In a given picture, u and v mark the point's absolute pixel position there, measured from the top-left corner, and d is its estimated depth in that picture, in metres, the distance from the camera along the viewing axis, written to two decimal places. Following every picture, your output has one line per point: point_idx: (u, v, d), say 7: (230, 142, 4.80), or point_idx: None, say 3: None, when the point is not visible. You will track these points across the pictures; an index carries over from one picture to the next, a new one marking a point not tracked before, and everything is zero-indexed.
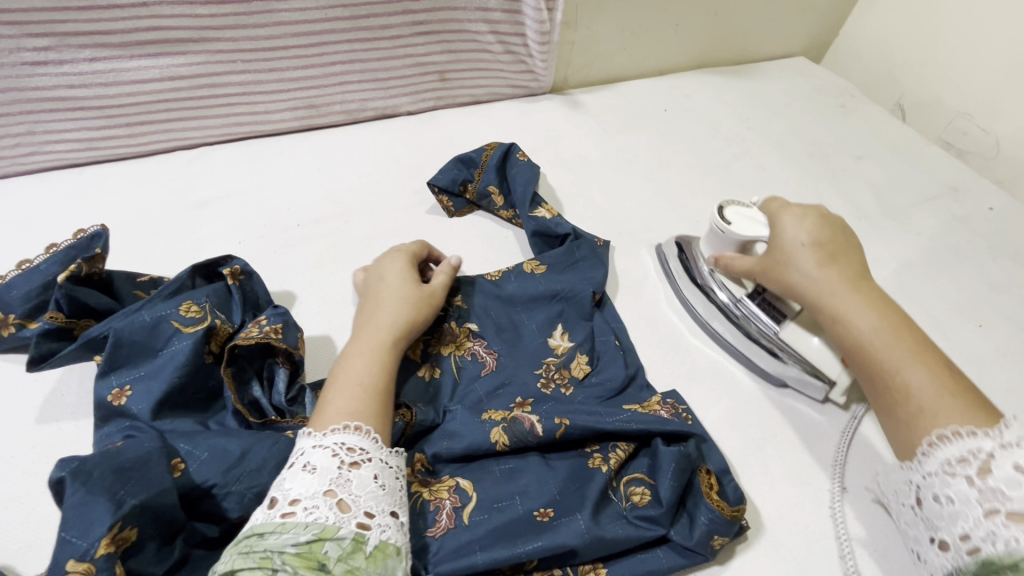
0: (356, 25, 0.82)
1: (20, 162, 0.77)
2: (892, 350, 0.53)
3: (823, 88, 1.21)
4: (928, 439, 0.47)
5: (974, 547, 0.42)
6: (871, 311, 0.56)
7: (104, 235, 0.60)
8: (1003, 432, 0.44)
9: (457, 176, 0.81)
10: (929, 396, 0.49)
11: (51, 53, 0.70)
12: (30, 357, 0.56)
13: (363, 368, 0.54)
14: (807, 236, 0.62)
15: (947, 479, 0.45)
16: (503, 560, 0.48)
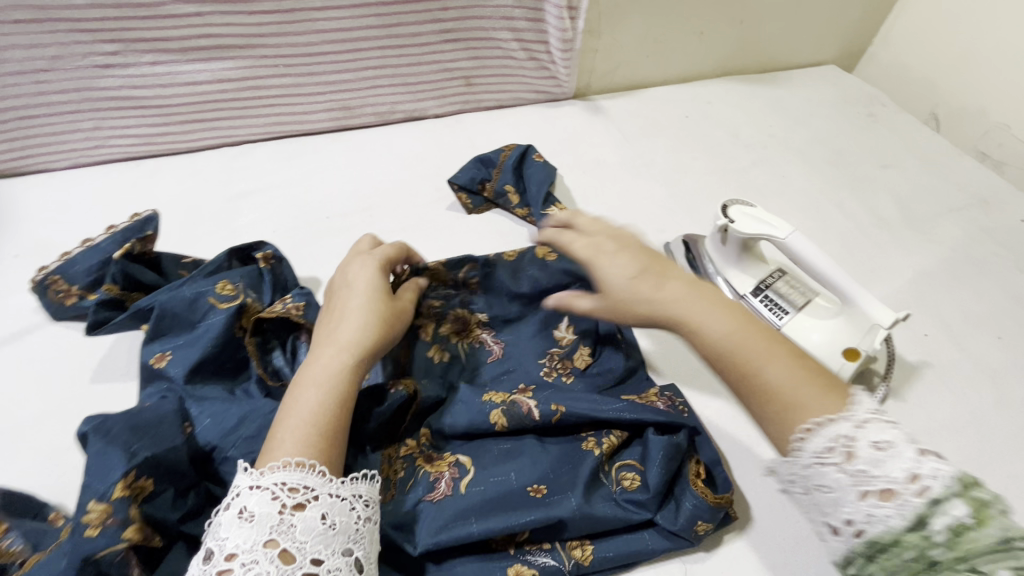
0: (388, 32, 0.88)
1: (87, 154, 0.86)
2: (748, 349, 0.50)
3: (852, 96, 1.20)
4: (796, 433, 0.46)
5: (858, 532, 0.42)
6: (719, 314, 0.52)
7: (156, 219, 0.67)
8: (853, 412, 0.45)
9: (476, 175, 0.87)
10: (790, 386, 0.48)
11: (118, 57, 0.78)
12: (90, 322, 0.64)
13: (318, 393, 0.50)
14: (631, 268, 0.56)
15: (821, 469, 0.44)
16: (498, 530, 0.51)
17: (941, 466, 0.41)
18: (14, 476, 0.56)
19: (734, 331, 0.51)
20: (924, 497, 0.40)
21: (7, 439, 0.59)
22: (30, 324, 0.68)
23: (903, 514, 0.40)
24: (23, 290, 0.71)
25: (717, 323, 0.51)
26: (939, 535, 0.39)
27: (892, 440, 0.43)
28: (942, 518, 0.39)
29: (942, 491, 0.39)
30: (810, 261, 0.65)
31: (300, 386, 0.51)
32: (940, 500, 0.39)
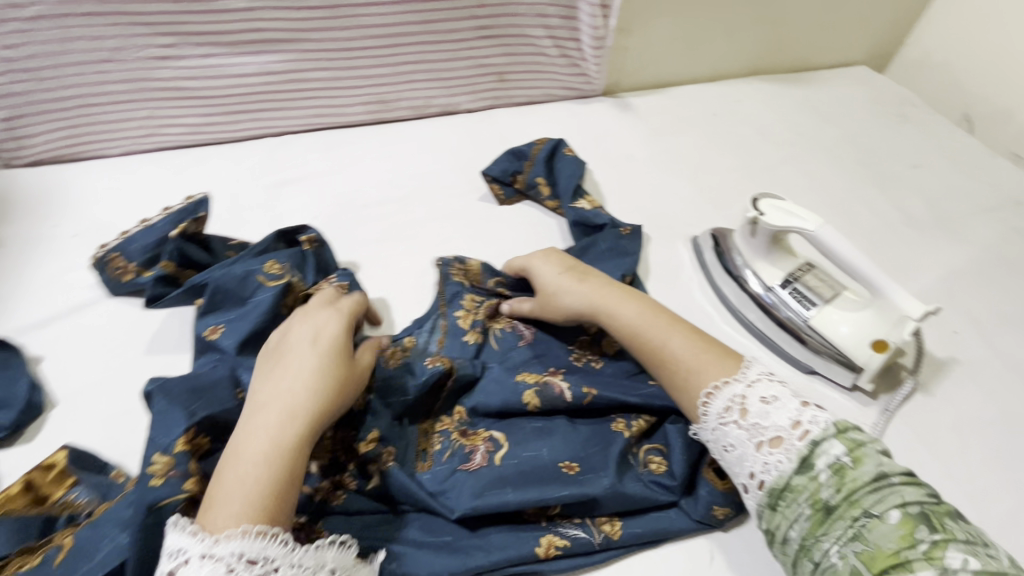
0: (427, 28, 0.91)
1: (140, 142, 0.91)
2: (653, 329, 0.62)
3: (882, 97, 1.20)
4: (701, 398, 0.56)
5: (760, 483, 0.51)
6: (630, 302, 0.64)
7: (207, 202, 0.71)
8: (745, 374, 0.56)
9: (508, 167, 0.89)
10: (692, 358, 0.59)
11: (174, 49, 0.83)
12: (147, 297, 0.68)
13: (260, 461, 0.48)
14: (557, 268, 0.69)
15: (725, 429, 0.54)
16: (533, 501, 0.54)
17: (817, 414, 0.52)
18: (79, 438, 0.61)
19: (643, 318, 0.63)
20: (805, 439, 0.50)
21: (71, 403, 0.63)
22: (89, 299, 0.72)
23: (790, 457, 0.50)
24: (82, 268, 0.76)
25: (628, 313, 0.64)
26: (822, 475, 0.48)
27: (778, 395, 0.54)
28: (823, 458, 0.49)
29: (820, 433, 0.50)
30: (839, 254, 0.66)
31: (243, 449, 0.49)
32: (819, 441, 0.50)
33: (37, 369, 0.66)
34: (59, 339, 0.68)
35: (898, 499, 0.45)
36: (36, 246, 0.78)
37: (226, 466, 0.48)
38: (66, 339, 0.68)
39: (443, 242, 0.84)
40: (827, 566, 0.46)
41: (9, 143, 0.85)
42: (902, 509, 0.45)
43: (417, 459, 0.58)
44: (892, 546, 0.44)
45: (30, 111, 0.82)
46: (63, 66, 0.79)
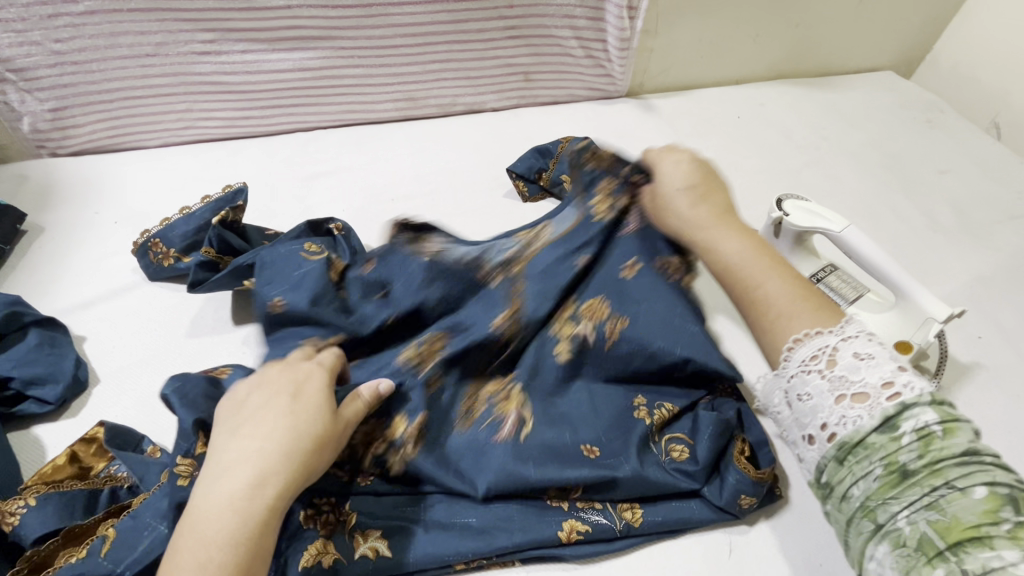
0: (456, 28, 0.93)
1: (178, 134, 0.94)
2: (751, 268, 0.59)
3: (909, 102, 1.19)
4: (787, 344, 0.52)
5: (831, 436, 0.47)
6: (734, 237, 0.61)
7: (245, 191, 0.74)
8: (844, 329, 0.50)
9: (533, 164, 0.90)
10: (784, 305, 0.55)
11: (214, 46, 0.86)
12: (190, 282, 0.71)
13: (220, 536, 0.43)
14: (681, 180, 0.66)
15: (805, 377, 0.50)
16: (552, 480, 0.55)
17: (918, 379, 0.45)
18: (121, 413, 0.64)
19: (745, 259, 0.60)
20: (894, 400, 0.45)
21: (113, 381, 0.66)
22: (129, 282, 0.76)
23: (873, 414, 0.45)
24: (123, 252, 0.79)
25: (730, 249, 0.61)
26: (906, 438, 0.43)
27: (874, 352, 0.48)
28: (911, 421, 0.44)
29: (913, 397, 0.44)
30: (864, 255, 0.67)
31: (205, 518, 0.44)
32: (910, 405, 0.44)
33: (81, 347, 0.69)
34: (101, 320, 0.71)
35: (987, 477, 0.41)
36: (80, 231, 0.81)
37: (183, 538, 0.43)
38: (109, 320, 0.72)
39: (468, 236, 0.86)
40: (891, 529, 0.42)
41: (56, 133, 0.88)
42: (990, 487, 0.40)
43: (464, 418, 0.60)
44: (972, 520, 0.40)
45: (77, 102, 0.86)
46: (109, 59, 0.83)
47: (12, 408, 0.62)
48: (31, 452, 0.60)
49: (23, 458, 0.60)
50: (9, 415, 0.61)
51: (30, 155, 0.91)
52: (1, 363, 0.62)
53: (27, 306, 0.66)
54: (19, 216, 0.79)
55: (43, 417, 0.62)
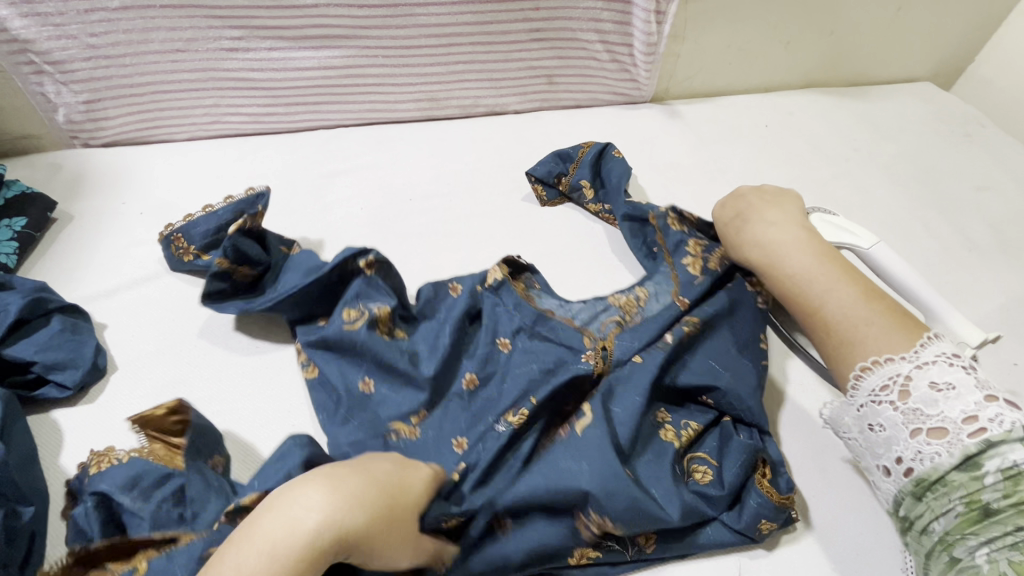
0: (481, 29, 0.93)
1: (205, 128, 0.96)
2: (822, 292, 0.63)
3: (947, 114, 1.14)
4: (855, 371, 0.58)
5: (908, 469, 0.53)
6: (807, 261, 0.66)
7: (266, 195, 0.75)
8: (917, 354, 0.56)
9: (553, 168, 0.89)
10: (848, 321, 0.61)
11: (242, 42, 0.87)
12: (205, 293, 0.70)
13: (269, 558, 0.44)
14: (756, 208, 0.72)
15: (876, 407, 0.56)
16: (604, 493, 0.54)
17: (1005, 413, 0.50)
18: (136, 402, 0.65)
19: (824, 285, 0.64)
20: (975, 438, 0.50)
21: (130, 369, 0.67)
22: (151, 273, 0.77)
23: (952, 451, 0.51)
24: (147, 243, 0.81)
25: (798, 261, 0.66)
26: (989, 478, 0.49)
27: (954, 383, 0.53)
28: (995, 461, 0.49)
29: (1000, 434, 0.49)
30: (893, 274, 0.65)
31: (263, 531, 0.45)
32: (995, 442, 0.49)
33: (102, 335, 0.70)
34: (122, 308, 0.73)
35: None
36: (106, 221, 0.83)
37: (236, 547, 0.45)
38: (129, 309, 0.73)
39: (485, 239, 0.85)
40: (970, 564, 0.48)
41: (88, 124, 0.91)
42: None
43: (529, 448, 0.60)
44: None
45: (109, 94, 0.88)
46: (141, 54, 0.85)
47: (34, 391, 0.63)
48: (47, 435, 0.61)
49: (41, 440, 0.61)
50: (29, 398, 0.62)
51: (63, 145, 0.93)
52: (25, 347, 0.64)
53: (52, 293, 0.67)
54: (50, 203, 0.81)
55: (62, 401, 0.64)
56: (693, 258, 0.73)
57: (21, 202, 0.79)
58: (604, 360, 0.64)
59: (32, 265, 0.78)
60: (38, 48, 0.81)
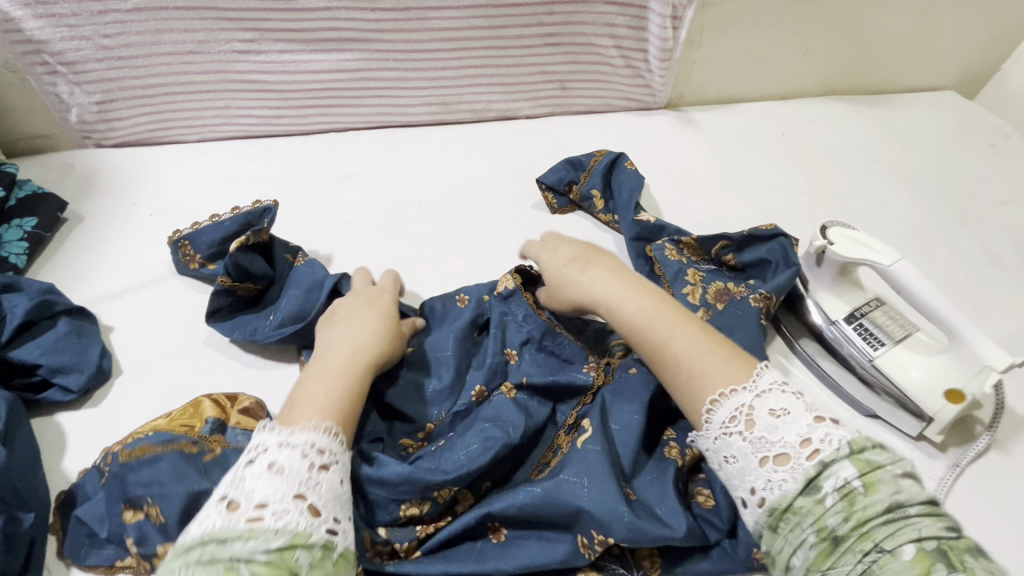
0: (493, 34, 0.92)
1: (216, 130, 0.96)
2: (657, 327, 0.59)
3: (971, 124, 1.11)
4: (705, 406, 0.54)
5: (761, 499, 0.50)
6: (635, 297, 0.61)
7: (273, 210, 0.74)
8: (755, 383, 0.53)
9: (564, 176, 0.89)
10: (693, 364, 0.56)
11: (254, 45, 0.87)
12: (210, 312, 0.69)
13: (336, 381, 0.54)
14: (564, 258, 0.69)
15: (727, 440, 0.52)
16: (604, 511, 0.52)
17: (833, 431, 0.49)
18: (139, 407, 0.64)
19: (652, 317, 0.59)
20: (813, 459, 0.48)
21: (135, 373, 0.67)
22: (158, 276, 0.77)
23: (796, 476, 0.48)
24: (154, 245, 0.81)
25: (633, 309, 0.60)
26: (830, 499, 0.46)
27: (788, 407, 0.51)
28: (832, 480, 0.47)
29: (831, 453, 0.47)
30: (916, 293, 0.62)
31: (319, 374, 0.55)
32: (829, 462, 0.47)
33: (108, 337, 0.70)
34: (128, 311, 0.73)
35: (914, 533, 0.43)
36: (116, 222, 0.83)
37: (300, 392, 0.53)
38: (135, 312, 0.73)
39: (493, 247, 0.84)
40: None
41: (101, 124, 0.91)
42: (917, 544, 0.42)
43: (536, 469, 0.59)
44: None
45: (122, 96, 0.88)
46: (153, 55, 0.85)
47: (38, 394, 0.63)
48: (51, 439, 0.61)
49: (44, 444, 0.61)
50: (33, 401, 0.62)
51: (77, 145, 0.94)
52: (30, 349, 0.63)
53: (58, 295, 0.67)
54: (61, 204, 0.81)
55: (66, 404, 0.63)
56: (692, 287, 0.71)
57: (32, 203, 0.79)
58: (607, 373, 0.64)
59: (41, 265, 0.78)
60: (52, 48, 0.81)
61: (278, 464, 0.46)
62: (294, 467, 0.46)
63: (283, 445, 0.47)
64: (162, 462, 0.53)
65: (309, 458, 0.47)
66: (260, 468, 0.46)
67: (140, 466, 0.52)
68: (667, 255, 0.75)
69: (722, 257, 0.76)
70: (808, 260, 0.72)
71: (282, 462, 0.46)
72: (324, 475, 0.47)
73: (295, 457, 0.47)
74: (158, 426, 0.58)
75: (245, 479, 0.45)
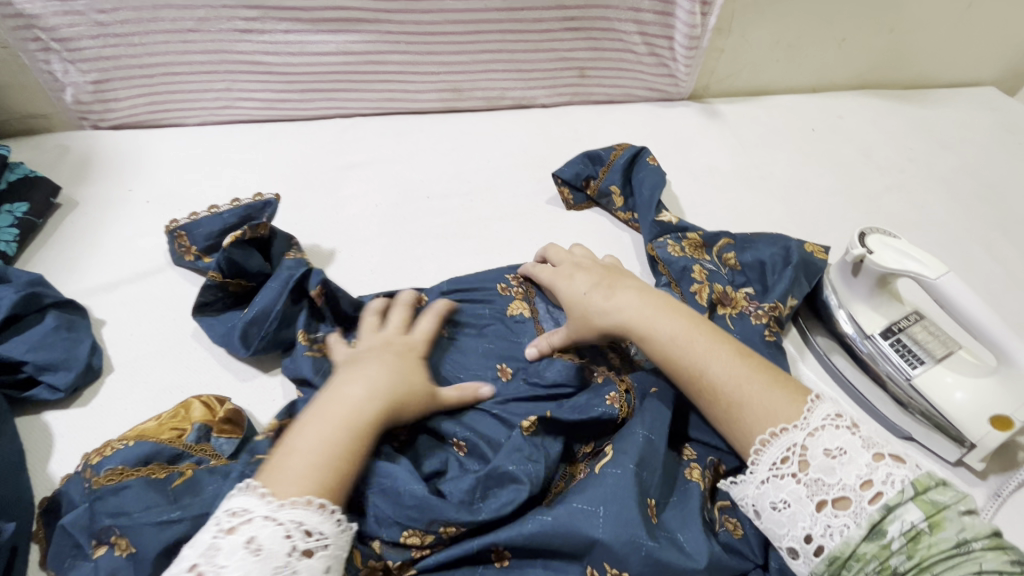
0: (511, 17, 0.86)
1: (216, 113, 0.91)
2: (689, 351, 0.54)
3: (1013, 123, 1.05)
4: (754, 445, 0.49)
5: (818, 548, 0.44)
6: (667, 319, 0.57)
7: (275, 205, 0.70)
8: (807, 420, 0.48)
9: (582, 171, 0.84)
10: (731, 378, 0.52)
11: (257, 23, 0.82)
12: (195, 304, 0.66)
13: (331, 436, 0.48)
14: (582, 286, 0.64)
15: (780, 482, 0.46)
16: (622, 543, 0.47)
17: (897, 471, 0.44)
18: (130, 407, 0.61)
19: (685, 339, 0.55)
20: (876, 503, 0.43)
21: (127, 370, 0.64)
22: (154, 267, 0.73)
23: (859, 522, 0.43)
24: (151, 235, 0.77)
25: (670, 325, 0.57)
26: (895, 543, 0.42)
27: (845, 446, 0.46)
28: (897, 524, 0.42)
29: (895, 496, 0.43)
30: (965, 310, 0.57)
31: (320, 420, 0.49)
32: (893, 506, 0.42)
33: (99, 332, 0.67)
34: (122, 304, 0.69)
35: (976, 566, 0.40)
36: (112, 209, 0.80)
37: (293, 446, 0.47)
38: (129, 305, 0.70)
39: (505, 245, 0.80)
40: None
41: (96, 105, 0.87)
42: None
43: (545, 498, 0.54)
44: None
45: (118, 75, 0.84)
46: (151, 33, 0.80)
47: (24, 393, 0.60)
48: (37, 440, 0.58)
49: (30, 444, 0.58)
50: (19, 400, 0.59)
51: (72, 125, 0.90)
52: (16, 345, 0.60)
53: (47, 288, 0.64)
54: (54, 189, 0.78)
55: (53, 403, 0.60)
56: (701, 285, 0.69)
57: (24, 187, 0.76)
58: (628, 400, 0.58)
59: (32, 253, 0.74)
60: (45, 24, 0.77)
61: (257, 541, 0.41)
62: (272, 548, 0.41)
63: (267, 519, 0.42)
64: (130, 489, 0.49)
65: (293, 538, 0.42)
66: (238, 542, 0.41)
67: (107, 493, 0.49)
68: (670, 253, 0.73)
69: (723, 254, 0.74)
70: (839, 265, 0.68)
71: (260, 539, 0.41)
72: (305, 561, 0.41)
73: (282, 529, 0.42)
74: (145, 431, 0.55)
75: (219, 551, 0.41)
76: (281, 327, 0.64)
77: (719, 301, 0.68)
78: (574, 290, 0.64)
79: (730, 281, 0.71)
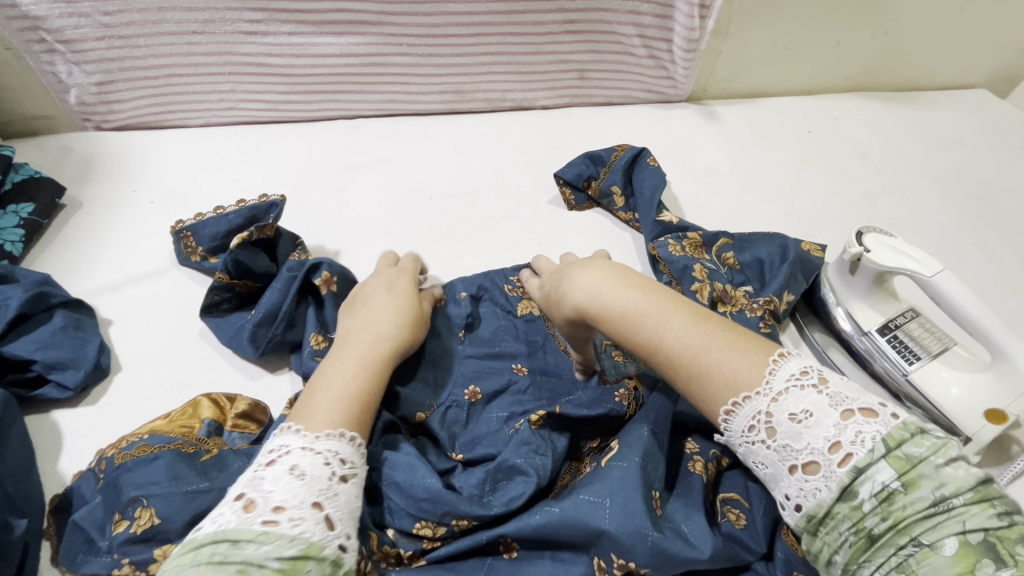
0: (512, 19, 0.87)
1: (220, 114, 0.92)
2: (643, 326, 0.49)
3: (1002, 124, 1.07)
4: (720, 416, 0.46)
5: (797, 505, 0.43)
6: (619, 289, 0.52)
7: (280, 206, 0.71)
8: (769, 385, 0.44)
9: (583, 171, 0.85)
10: (687, 349, 0.47)
11: (261, 26, 0.82)
12: (204, 305, 0.67)
13: (354, 373, 0.53)
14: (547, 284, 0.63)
15: (751, 447, 0.45)
16: (627, 535, 0.48)
17: (867, 428, 0.41)
18: (138, 406, 0.61)
19: (639, 309, 0.50)
20: (845, 465, 0.40)
21: (134, 370, 0.64)
22: (159, 267, 0.74)
23: (830, 485, 0.41)
24: (156, 235, 0.78)
25: (622, 300, 0.51)
26: (867, 505, 0.39)
27: (811, 409, 0.42)
28: (867, 485, 0.40)
29: (865, 457, 0.40)
30: (961, 307, 0.59)
31: (336, 364, 0.54)
32: (863, 467, 0.40)
33: (107, 331, 0.67)
34: (128, 304, 0.70)
35: (959, 526, 0.37)
36: (116, 210, 0.80)
37: (320, 385, 0.52)
38: (136, 305, 0.70)
39: (508, 245, 0.81)
40: None
41: (101, 106, 0.87)
42: (962, 538, 0.37)
43: (554, 493, 0.55)
44: None
45: (122, 76, 0.84)
46: (155, 34, 0.80)
47: (32, 392, 0.60)
48: (46, 438, 0.59)
49: (39, 444, 0.58)
50: (28, 398, 0.60)
51: (75, 126, 0.90)
52: (25, 344, 0.61)
53: (55, 287, 0.64)
54: (59, 189, 0.78)
55: (61, 402, 0.61)
56: (702, 284, 0.70)
57: (28, 188, 0.76)
58: (637, 398, 0.60)
59: (38, 254, 0.75)
60: (49, 26, 0.77)
61: (300, 468, 0.44)
62: (316, 474, 0.44)
63: (306, 449, 0.46)
64: (159, 461, 0.50)
65: (332, 464, 0.45)
66: (281, 470, 0.44)
67: (137, 466, 0.50)
68: (671, 253, 0.74)
69: (723, 254, 0.75)
70: (837, 262, 0.69)
71: (303, 465, 0.44)
72: (342, 485, 0.45)
73: (323, 456, 0.46)
74: (156, 428, 0.55)
75: (264, 479, 0.43)
76: (287, 328, 0.64)
77: (719, 299, 0.70)
78: (546, 287, 0.63)
79: (730, 280, 0.72)
